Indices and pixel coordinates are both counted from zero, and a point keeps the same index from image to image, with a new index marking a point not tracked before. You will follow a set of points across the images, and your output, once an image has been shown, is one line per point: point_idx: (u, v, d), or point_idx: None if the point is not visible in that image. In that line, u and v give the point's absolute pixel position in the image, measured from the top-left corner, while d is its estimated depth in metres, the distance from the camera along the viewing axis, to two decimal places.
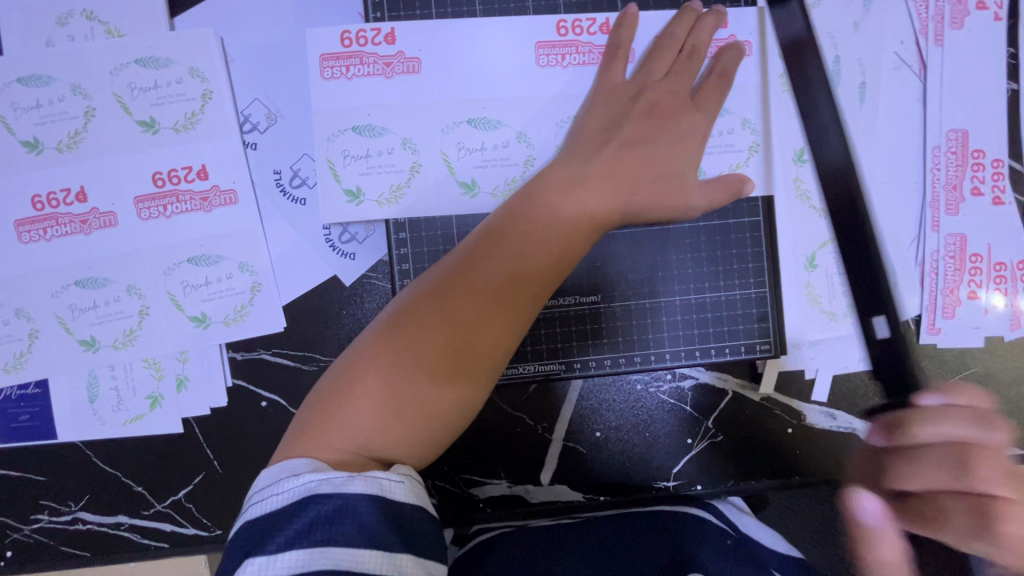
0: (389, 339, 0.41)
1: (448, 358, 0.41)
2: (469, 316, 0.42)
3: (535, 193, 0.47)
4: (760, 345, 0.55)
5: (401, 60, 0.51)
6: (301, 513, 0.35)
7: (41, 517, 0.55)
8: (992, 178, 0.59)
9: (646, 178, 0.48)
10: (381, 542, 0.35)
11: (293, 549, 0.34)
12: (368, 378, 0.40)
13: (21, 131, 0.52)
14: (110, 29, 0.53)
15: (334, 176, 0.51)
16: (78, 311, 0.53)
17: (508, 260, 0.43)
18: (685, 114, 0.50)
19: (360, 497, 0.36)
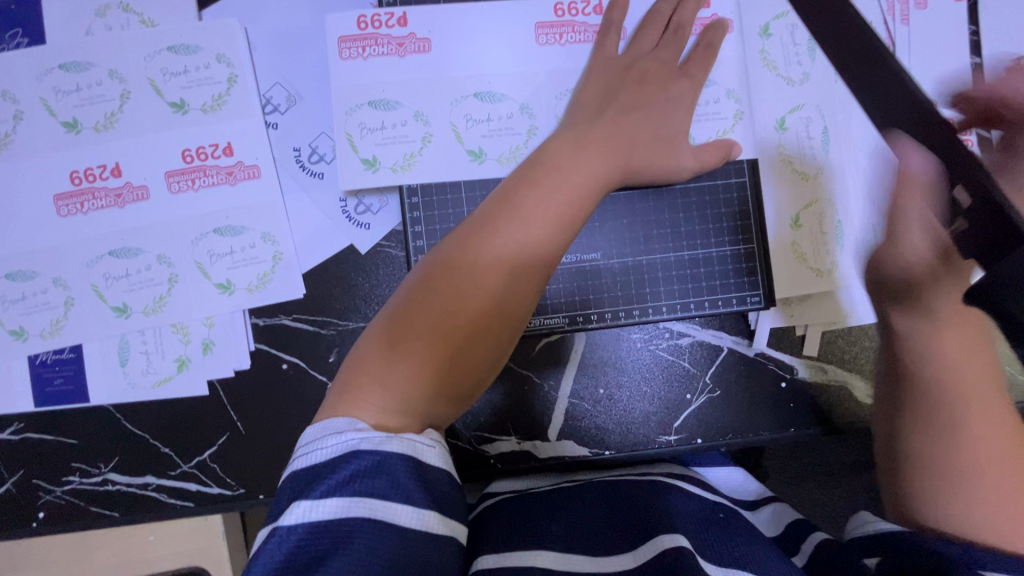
0: (397, 331, 0.44)
1: (472, 328, 0.45)
2: (490, 289, 0.45)
3: (543, 165, 0.50)
4: (750, 297, 0.59)
5: (413, 40, 0.56)
6: (343, 466, 0.38)
7: (73, 478, 0.58)
8: None
9: (642, 140, 0.53)
10: (415, 501, 0.38)
11: (335, 497, 0.37)
12: (384, 362, 0.43)
13: (61, 113, 0.56)
14: (144, 19, 0.57)
15: (353, 147, 0.56)
16: (112, 279, 0.57)
17: (523, 237, 0.47)
18: (674, 83, 0.55)
19: (398, 457, 0.39)
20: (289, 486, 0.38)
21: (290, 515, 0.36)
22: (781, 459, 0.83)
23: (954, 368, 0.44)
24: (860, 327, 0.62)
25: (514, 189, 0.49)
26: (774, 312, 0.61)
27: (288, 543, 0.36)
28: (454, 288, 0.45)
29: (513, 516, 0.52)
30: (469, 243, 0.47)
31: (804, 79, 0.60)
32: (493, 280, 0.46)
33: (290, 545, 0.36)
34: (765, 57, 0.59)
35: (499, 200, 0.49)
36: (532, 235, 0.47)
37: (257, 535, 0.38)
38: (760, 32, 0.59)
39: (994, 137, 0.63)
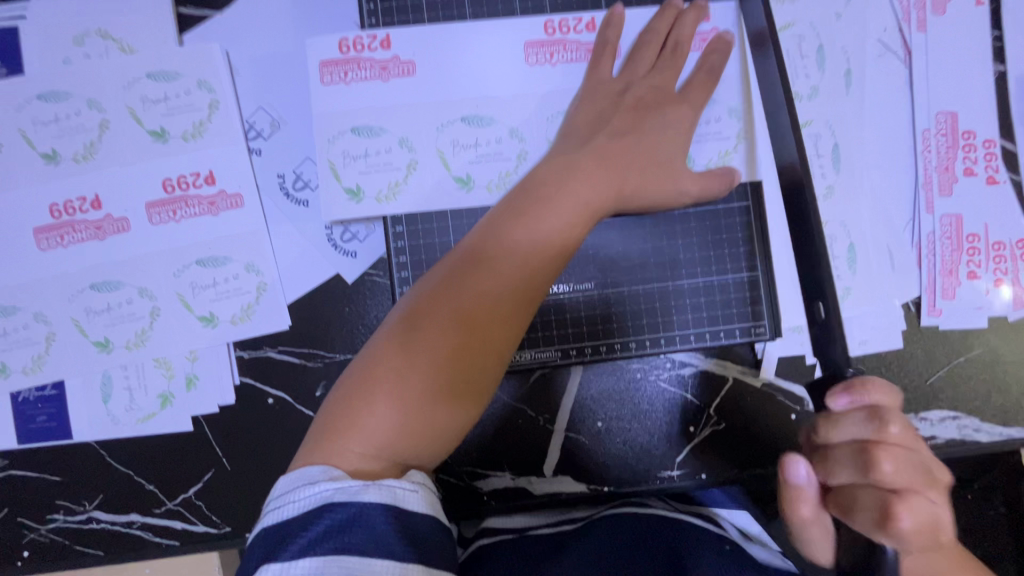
0: (378, 366, 0.42)
1: (460, 357, 0.42)
2: (477, 314, 0.43)
3: (533, 190, 0.47)
4: (755, 328, 0.56)
5: (396, 64, 0.53)
6: (317, 520, 0.36)
7: (57, 516, 0.57)
8: (985, 158, 0.59)
9: (636, 166, 0.49)
10: (396, 554, 0.36)
11: (308, 556, 0.35)
12: (364, 401, 0.41)
13: (40, 144, 0.55)
14: (123, 46, 0.56)
15: (335, 175, 0.53)
16: (93, 313, 0.55)
17: (511, 258, 0.44)
18: (672, 104, 0.52)
19: (375, 506, 0.37)
20: (259, 546, 0.36)
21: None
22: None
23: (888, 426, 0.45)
24: (874, 354, 0.58)
25: (502, 212, 0.47)
26: (782, 341, 0.58)
27: None
28: (436, 320, 0.43)
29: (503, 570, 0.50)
30: (452, 273, 0.44)
31: (813, 92, 0.58)
32: (479, 307, 0.43)
33: None
34: None
35: (487, 225, 0.47)
36: (518, 259, 0.44)
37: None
38: None
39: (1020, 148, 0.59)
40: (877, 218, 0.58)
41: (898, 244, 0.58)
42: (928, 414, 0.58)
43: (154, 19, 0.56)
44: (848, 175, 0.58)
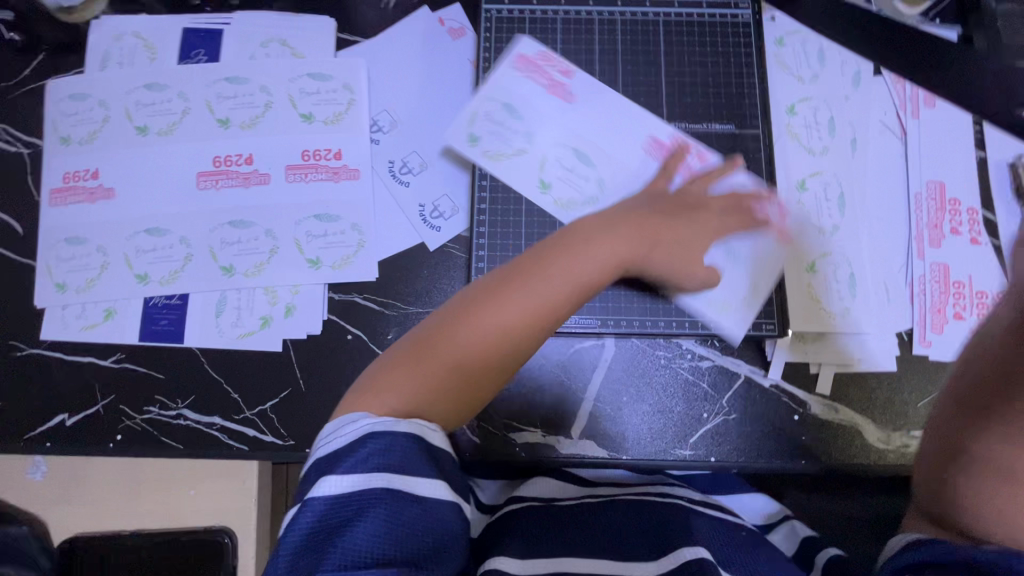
0: (414, 355, 0.54)
1: (471, 383, 0.54)
2: (489, 359, 0.54)
3: (565, 237, 0.58)
4: (765, 324, 0.66)
5: (568, 87, 0.70)
6: (359, 446, 0.47)
7: (153, 408, 0.66)
8: (969, 223, 0.70)
9: (664, 243, 0.62)
10: (423, 472, 0.47)
11: (351, 474, 0.46)
12: (399, 379, 0.53)
13: (218, 111, 0.71)
14: (295, 52, 0.74)
15: (467, 127, 0.69)
16: (226, 244, 0.69)
17: (524, 323, 0.54)
18: (704, 213, 0.65)
19: (405, 436, 0.48)
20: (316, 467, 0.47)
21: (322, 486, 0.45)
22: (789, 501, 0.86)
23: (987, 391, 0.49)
24: (870, 373, 0.67)
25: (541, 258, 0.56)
26: (789, 347, 0.67)
27: (321, 509, 0.45)
28: (468, 330, 0.54)
29: (532, 524, 0.60)
30: (488, 293, 0.55)
31: (824, 150, 0.71)
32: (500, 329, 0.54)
33: (324, 509, 0.45)
34: (790, 128, 0.72)
35: (527, 257, 0.58)
36: (545, 294, 0.55)
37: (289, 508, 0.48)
38: (787, 109, 0.73)
39: (999, 218, 0.71)
40: (875, 257, 0.69)
41: (894, 282, 0.69)
42: (919, 433, 0.65)
43: (322, 38, 0.75)
44: (851, 218, 0.69)
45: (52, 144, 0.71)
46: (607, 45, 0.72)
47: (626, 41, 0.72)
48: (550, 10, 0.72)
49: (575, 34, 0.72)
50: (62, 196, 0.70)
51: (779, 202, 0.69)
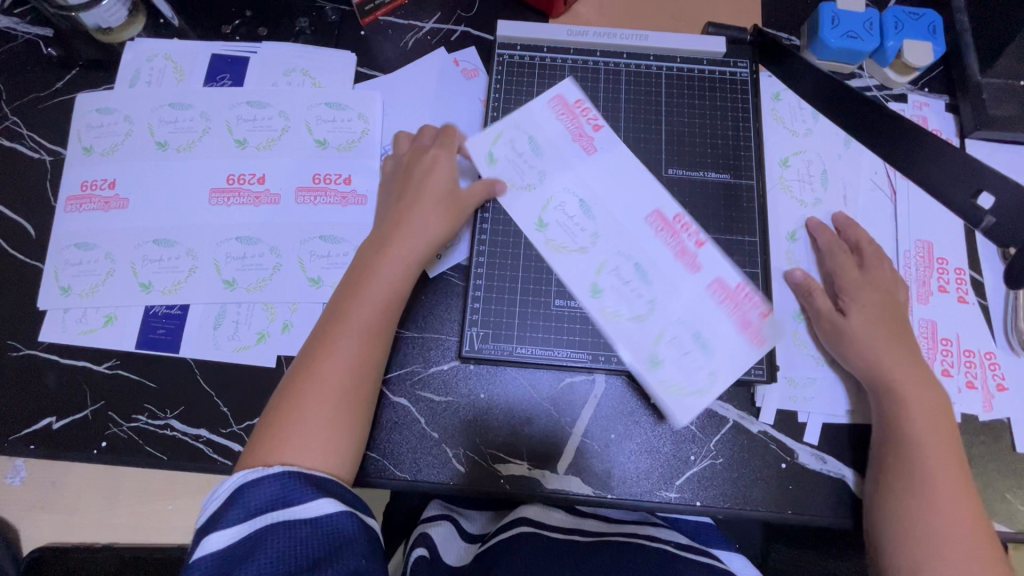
0: (292, 398, 0.56)
1: (337, 421, 0.56)
2: (349, 389, 0.57)
3: (360, 265, 0.64)
4: (754, 368, 0.66)
5: (594, 139, 0.73)
6: (236, 498, 0.49)
7: (141, 417, 0.66)
8: (957, 281, 0.72)
9: (422, 201, 0.66)
10: (307, 496, 0.49)
11: (227, 526, 0.47)
12: (285, 424, 0.55)
13: (237, 132, 0.74)
14: (315, 82, 0.78)
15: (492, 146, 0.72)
16: (231, 258, 0.70)
17: (353, 361, 0.58)
18: (428, 153, 0.70)
19: (281, 473, 0.50)
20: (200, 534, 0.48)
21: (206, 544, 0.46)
22: (776, 544, 0.85)
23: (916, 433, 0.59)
24: (859, 425, 0.67)
25: (356, 283, 0.62)
26: (779, 394, 0.67)
27: (211, 565, 0.46)
28: (333, 362, 0.58)
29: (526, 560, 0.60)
30: (332, 324, 0.60)
31: (815, 202, 0.74)
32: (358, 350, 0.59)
33: (213, 565, 0.46)
34: (783, 180, 0.75)
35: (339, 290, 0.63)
36: (355, 320, 0.60)
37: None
38: (781, 162, 0.76)
39: (987, 279, 0.72)
40: None
41: None
42: None
43: (342, 71, 0.79)
44: None
45: (74, 153, 0.74)
46: (610, 92, 0.76)
47: (630, 90, 0.76)
48: (559, 58, 0.76)
49: (581, 81, 0.76)
50: (77, 203, 0.72)
51: (707, 278, 0.68)
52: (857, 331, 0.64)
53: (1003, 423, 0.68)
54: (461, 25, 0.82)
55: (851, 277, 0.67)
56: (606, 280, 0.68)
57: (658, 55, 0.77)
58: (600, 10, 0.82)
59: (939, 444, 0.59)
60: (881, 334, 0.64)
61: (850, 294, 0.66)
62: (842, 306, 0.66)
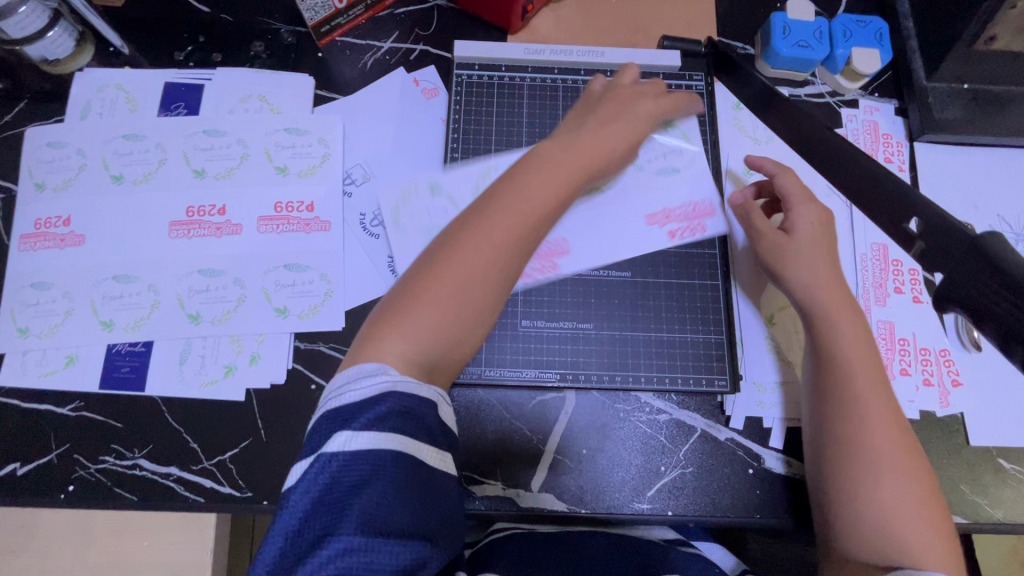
0: (437, 269, 0.53)
1: (450, 320, 0.53)
2: (475, 289, 0.53)
3: (517, 167, 0.59)
4: (718, 380, 0.68)
5: (663, 225, 0.72)
6: (377, 404, 0.47)
7: (108, 458, 0.65)
8: (910, 281, 0.75)
9: (617, 147, 0.62)
10: (434, 441, 0.49)
11: (369, 431, 0.46)
12: (421, 303, 0.52)
13: (194, 162, 0.73)
14: (273, 108, 0.77)
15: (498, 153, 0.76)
16: (194, 292, 0.69)
17: (499, 245, 0.54)
18: (642, 102, 0.66)
19: (423, 400, 0.49)
20: (329, 419, 0.47)
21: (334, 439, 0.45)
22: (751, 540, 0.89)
23: (853, 358, 0.59)
24: None
25: (509, 180, 0.57)
26: (745, 400, 0.69)
27: (331, 465, 0.45)
28: (484, 246, 0.53)
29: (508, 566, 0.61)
30: (481, 210, 0.55)
31: None
32: (505, 245, 0.54)
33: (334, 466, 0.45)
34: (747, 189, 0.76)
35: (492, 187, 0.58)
36: (519, 216, 0.54)
37: (296, 463, 0.47)
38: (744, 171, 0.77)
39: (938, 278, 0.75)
40: None
41: None
42: None
43: (301, 95, 0.78)
44: None
45: (25, 190, 0.72)
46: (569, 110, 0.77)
47: None
48: (517, 77, 0.78)
49: (539, 100, 0.78)
50: (31, 242, 0.71)
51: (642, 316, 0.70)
52: (803, 249, 0.63)
53: (957, 418, 0.71)
54: (419, 43, 0.82)
55: (793, 193, 0.66)
56: (568, 299, 0.70)
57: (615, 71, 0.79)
58: (557, 25, 0.83)
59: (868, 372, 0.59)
60: (822, 250, 0.63)
61: (799, 211, 0.65)
62: (789, 224, 0.65)
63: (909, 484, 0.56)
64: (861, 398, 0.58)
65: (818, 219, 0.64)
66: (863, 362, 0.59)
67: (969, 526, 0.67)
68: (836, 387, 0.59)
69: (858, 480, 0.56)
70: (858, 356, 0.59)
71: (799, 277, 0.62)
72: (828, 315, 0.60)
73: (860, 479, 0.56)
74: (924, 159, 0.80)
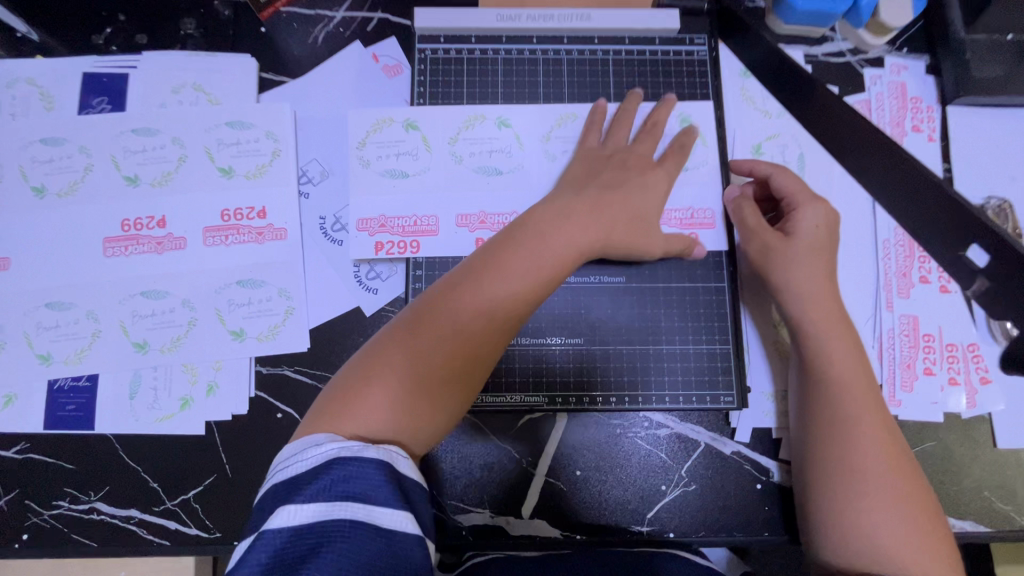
0: (410, 340, 0.50)
1: (428, 386, 0.49)
2: (445, 364, 0.49)
3: (528, 228, 0.55)
4: (724, 396, 0.62)
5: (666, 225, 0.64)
6: (323, 473, 0.43)
7: (62, 503, 0.60)
8: (938, 269, 0.67)
9: (623, 219, 0.57)
10: (391, 504, 0.42)
11: (316, 501, 0.41)
12: (389, 376, 0.48)
13: (124, 167, 0.64)
14: (211, 98, 0.67)
15: (460, 125, 0.66)
16: (138, 317, 0.62)
17: (480, 313, 0.50)
18: (652, 171, 0.60)
19: (374, 462, 0.43)
20: (275, 495, 0.43)
21: (276, 515, 0.41)
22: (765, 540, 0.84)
23: (836, 367, 0.55)
24: None
25: (507, 238, 0.54)
26: (752, 411, 0.63)
27: (274, 544, 0.40)
28: (462, 314, 0.50)
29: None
30: (470, 271, 0.52)
31: None
32: (486, 314, 0.50)
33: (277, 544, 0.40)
34: None
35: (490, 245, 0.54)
36: (512, 282, 0.51)
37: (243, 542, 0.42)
38: (752, 150, 0.68)
39: None
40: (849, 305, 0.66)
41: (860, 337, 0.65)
42: None
43: (241, 80, 0.68)
44: None
45: None
46: (551, 87, 0.67)
47: (573, 81, 0.67)
48: (490, 49, 0.68)
49: (517, 76, 0.67)
50: None
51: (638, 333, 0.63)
52: (798, 255, 0.58)
53: (985, 418, 0.65)
54: (376, 11, 0.71)
55: (794, 192, 0.60)
56: (556, 310, 0.63)
57: (604, 37, 0.68)
58: None
59: (856, 385, 0.54)
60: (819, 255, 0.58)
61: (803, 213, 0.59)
62: (788, 227, 0.59)
63: (900, 504, 0.50)
64: (849, 413, 0.53)
65: (823, 224, 0.59)
66: (848, 372, 0.55)
67: (994, 535, 0.62)
68: (825, 399, 0.55)
69: (841, 494, 0.51)
70: (844, 365, 0.55)
71: (790, 281, 0.58)
72: (812, 324, 0.56)
73: (842, 493, 0.51)
74: (958, 125, 0.70)
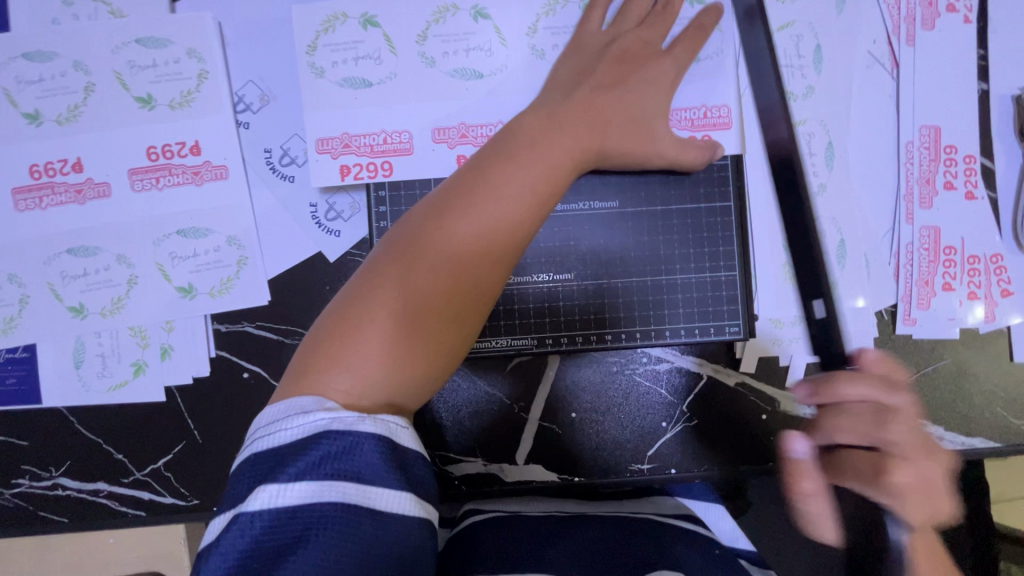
0: (402, 269, 0.41)
1: (427, 319, 0.40)
2: (451, 291, 0.41)
3: (519, 138, 0.47)
4: (729, 327, 0.57)
5: (675, 123, 0.55)
6: (311, 449, 0.33)
7: (23, 481, 0.56)
8: (965, 173, 0.60)
9: (616, 122, 0.50)
10: (391, 485, 0.34)
11: (305, 481, 0.32)
12: (379, 315, 0.39)
13: (23, 104, 0.55)
14: (112, 9, 0.55)
15: (429, 20, 0.55)
16: (69, 278, 0.55)
17: (489, 233, 0.42)
18: (654, 64, 0.53)
19: (370, 437, 0.34)
20: (249, 471, 0.34)
21: (254, 500, 0.32)
22: None
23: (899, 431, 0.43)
24: None
25: (501, 150, 0.46)
26: (757, 339, 0.59)
27: (253, 531, 0.32)
28: (466, 234, 0.42)
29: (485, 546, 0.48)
30: (461, 190, 0.44)
31: (807, 92, 0.59)
32: (493, 232, 0.43)
33: (256, 532, 0.32)
34: None
35: (476, 162, 0.46)
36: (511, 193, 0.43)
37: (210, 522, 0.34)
38: None
39: (996, 164, 0.60)
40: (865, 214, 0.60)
41: (876, 254, 0.60)
42: None
43: None
44: (840, 173, 0.59)
45: None
46: None
47: None
48: None
49: None
50: None
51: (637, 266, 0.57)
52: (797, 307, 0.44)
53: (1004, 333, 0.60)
54: None
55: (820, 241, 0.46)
56: (542, 244, 0.56)
57: None
58: None
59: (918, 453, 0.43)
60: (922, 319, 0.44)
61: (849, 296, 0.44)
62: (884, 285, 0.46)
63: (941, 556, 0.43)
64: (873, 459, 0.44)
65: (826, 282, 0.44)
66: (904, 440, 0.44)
67: (1003, 451, 0.60)
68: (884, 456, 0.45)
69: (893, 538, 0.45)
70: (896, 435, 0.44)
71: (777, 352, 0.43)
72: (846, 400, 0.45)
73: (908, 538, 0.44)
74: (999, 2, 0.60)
